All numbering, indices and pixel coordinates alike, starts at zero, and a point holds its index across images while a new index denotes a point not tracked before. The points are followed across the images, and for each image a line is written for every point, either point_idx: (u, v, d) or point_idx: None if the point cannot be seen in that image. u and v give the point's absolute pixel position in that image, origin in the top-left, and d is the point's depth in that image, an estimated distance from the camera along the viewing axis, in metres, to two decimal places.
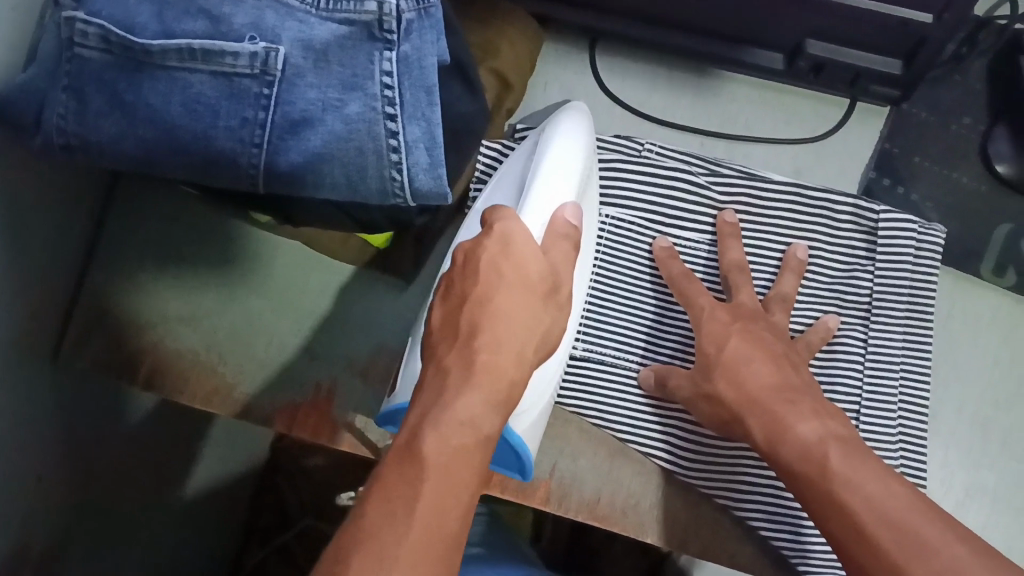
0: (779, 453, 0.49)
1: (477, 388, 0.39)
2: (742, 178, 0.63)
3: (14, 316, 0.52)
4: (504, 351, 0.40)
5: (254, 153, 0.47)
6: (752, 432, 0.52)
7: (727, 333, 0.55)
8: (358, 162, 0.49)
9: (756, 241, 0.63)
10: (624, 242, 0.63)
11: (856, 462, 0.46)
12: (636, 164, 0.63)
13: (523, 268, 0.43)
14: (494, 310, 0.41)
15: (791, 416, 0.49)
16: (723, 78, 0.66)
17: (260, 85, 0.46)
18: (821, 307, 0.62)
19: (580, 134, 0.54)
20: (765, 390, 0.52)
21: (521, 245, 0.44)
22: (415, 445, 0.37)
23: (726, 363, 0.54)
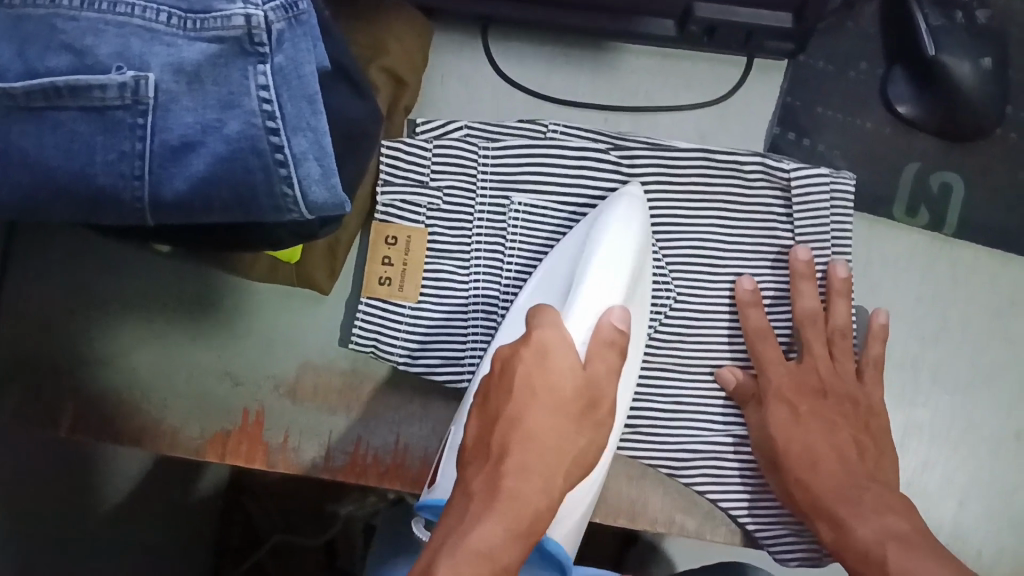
0: (845, 555, 0.54)
1: (498, 517, 0.43)
2: (647, 148, 0.62)
3: None
4: (533, 463, 0.46)
5: (137, 186, 0.47)
6: (820, 531, 0.56)
7: (796, 420, 0.58)
8: (247, 182, 0.47)
9: (674, 210, 0.62)
10: (539, 227, 0.61)
11: (914, 559, 0.50)
12: (544, 148, 0.62)
13: (558, 380, 0.48)
14: (525, 429, 0.47)
15: (852, 519, 0.54)
16: (617, 50, 0.65)
17: (134, 115, 0.45)
18: (744, 266, 0.62)
19: (638, 227, 0.55)
20: (831, 492, 0.56)
21: (556, 353, 0.49)
22: (436, 562, 0.42)
23: (792, 464, 0.57)
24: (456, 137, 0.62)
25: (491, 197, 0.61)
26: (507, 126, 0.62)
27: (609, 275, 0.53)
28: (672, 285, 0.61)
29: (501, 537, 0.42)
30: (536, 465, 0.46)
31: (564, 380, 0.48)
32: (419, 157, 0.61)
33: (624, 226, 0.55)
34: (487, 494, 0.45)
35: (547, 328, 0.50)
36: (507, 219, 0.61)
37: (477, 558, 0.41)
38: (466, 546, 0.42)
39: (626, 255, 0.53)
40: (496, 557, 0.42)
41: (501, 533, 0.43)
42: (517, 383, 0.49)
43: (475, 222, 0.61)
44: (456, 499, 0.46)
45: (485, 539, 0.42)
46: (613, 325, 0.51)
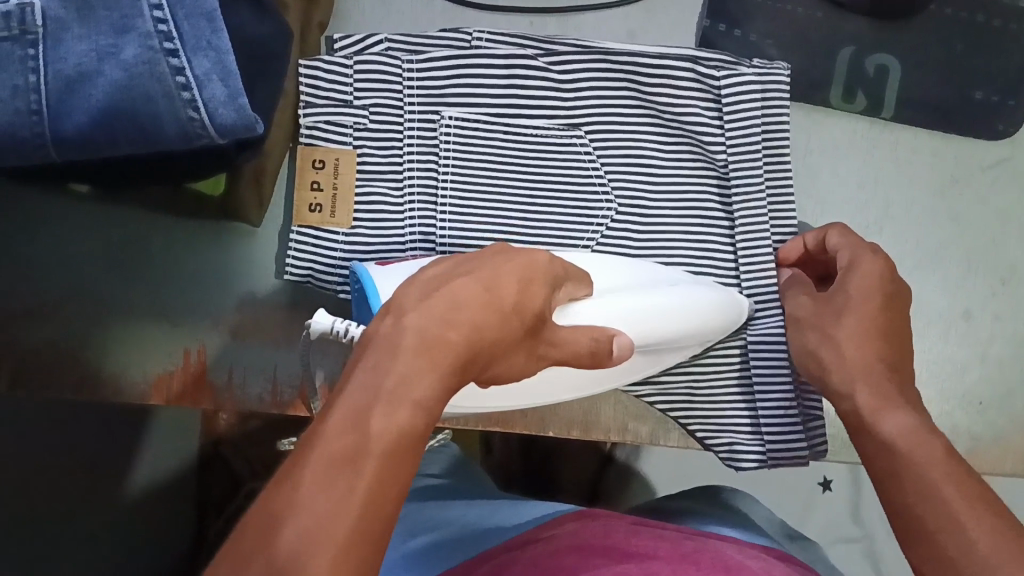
0: (876, 423, 0.46)
1: (438, 367, 0.34)
2: (577, 51, 0.60)
3: None
4: (479, 325, 0.38)
5: (36, 121, 0.45)
6: (857, 394, 0.48)
7: (871, 294, 0.52)
8: (150, 109, 0.45)
9: (607, 115, 0.60)
10: (473, 140, 0.60)
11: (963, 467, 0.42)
12: (468, 59, 0.60)
13: (515, 290, 0.41)
14: (478, 292, 0.39)
15: (903, 408, 0.46)
16: None
17: (23, 45, 0.44)
18: (689, 162, 0.61)
19: (707, 312, 0.56)
20: (887, 371, 0.49)
21: (526, 264, 0.43)
22: (367, 402, 0.32)
23: (856, 316, 0.51)
24: (377, 52, 0.60)
25: (419, 111, 0.60)
26: (430, 36, 0.61)
27: (636, 307, 0.53)
28: (611, 193, 0.60)
29: (438, 389, 0.34)
30: (476, 333, 0.37)
31: (522, 295, 0.41)
32: (339, 73, 0.59)
33: (688, 302, 0.55)
34: (431, 331, 0.36)
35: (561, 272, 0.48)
36: (439, 134, 0.60)
37: (416, 407, 0.33)
38: (405, 391, 0.33)
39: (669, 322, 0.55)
40: (430, 410, 0.33)
41: (439, 386, 0.34)
42: (482, 263, 0.42)
43: (404, 140, 0.60)
44: (384, 329, 0.36)
45: (423, 385, 0.33)
46: (620, 342, 0.49)
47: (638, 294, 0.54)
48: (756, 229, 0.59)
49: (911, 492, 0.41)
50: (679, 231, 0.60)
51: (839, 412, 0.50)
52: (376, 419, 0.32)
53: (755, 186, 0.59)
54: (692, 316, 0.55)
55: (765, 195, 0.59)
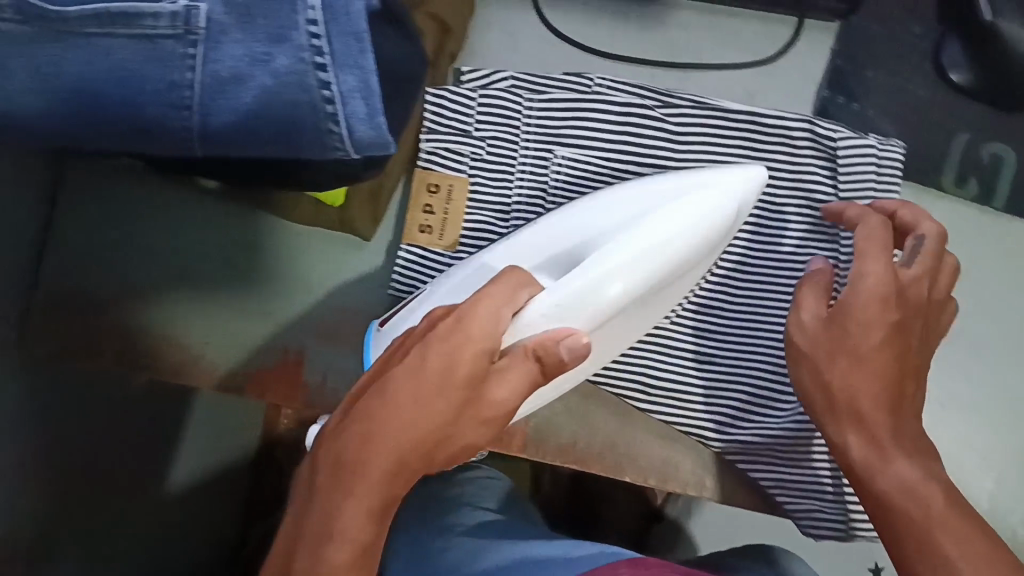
0: (869, 479, 0.45)
1: (357, 501, 0.37)
2: (696, 107, 0.61)
3: None
4: (399, 435, 0.38)
5: (187, 116, 0.44)
6: (851, 442, 0.47)
7: (876, 318, 0.48)
8: (293, 118, 0.43)
9: (717, 174, 0.61)
10: (583, 182, 0.61)
11: (967, 525, 0.41)
12: (588, 104, 0.61)
13: (451, 360, 0.39)
14: (396, 391, 0.39)
15: (894, 453, 0.45)
16: (666, 5, 0.64)
17: (183, 45, 0.41)
18: (795, 228, 0.60)
19: (729, 199, 0.49)
20: (880, 404, 0.47)
21: (470, 322, 0.40)
22: (295, 552, 0.37)
23: (852, 351, 0.48)
24: (501, 87, 0.61)
25: (535, 147, 0.61)
26: (553, 78, 0.62)
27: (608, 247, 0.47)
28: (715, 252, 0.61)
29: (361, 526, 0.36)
30: (405, 442, 0.38)
31: (466, 366, 0.39)
32: (463, 104, 0.61)
33: (684, 189, 0.50)
34: (347, 457, 0.38)
35: (485, 326, 0.40)
36: (549, 173, 0.61)
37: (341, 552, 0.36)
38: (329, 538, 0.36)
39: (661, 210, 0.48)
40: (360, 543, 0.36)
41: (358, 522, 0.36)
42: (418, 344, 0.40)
43: (517, 174, 0.61)
44: (320, 457, 0.39)
45: (343, 529, 0.36)
46: (558, 348, 0.40)
47: (624, 225, 0.48)
48: None
49: (916, 554, 0.41)
50: (781, 299, 0.60)
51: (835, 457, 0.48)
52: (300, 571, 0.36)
53: None
54: (703, 207, 0.49)
55: None
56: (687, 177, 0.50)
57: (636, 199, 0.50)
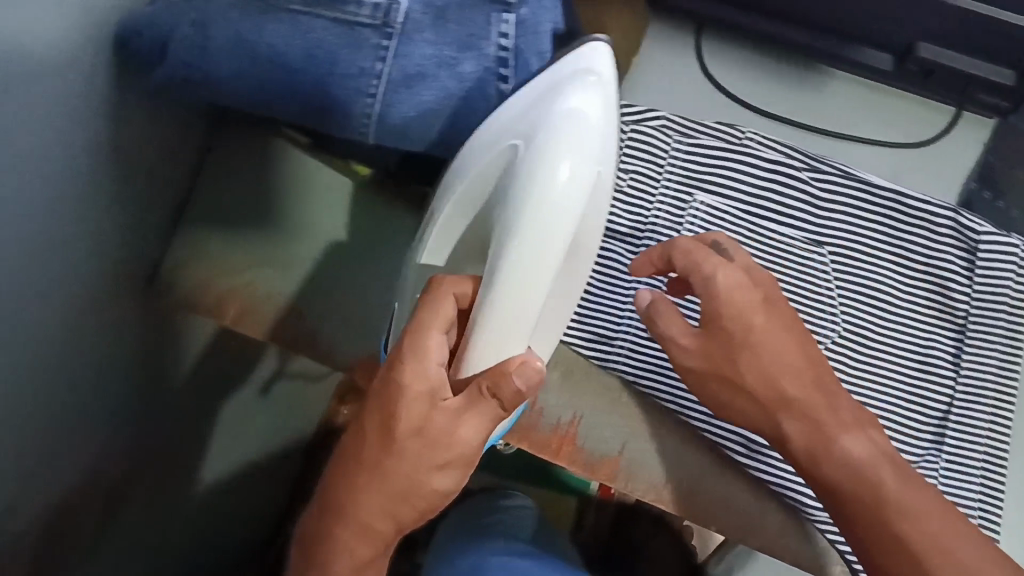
0: (822, 471, 0.50)
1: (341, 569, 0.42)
2: (842, 177, 0.63)
3: (110, 239, 0.53)
4: (364, 505, 0.41)
5: (368, 103, 0.50)
6: (789, 432, 0.51)
7: (751, 310, 0.50)
8: (469, 118, 0.51)
9: (851, 244, 0.63)
10: (720, 229, 0.62)
11: (912, 492, 0.48)
12: (736, 154, 0.63)
13: (390, 424, 0.40)
14: (363, 458, 0.41)
15: (842, 434, 0.50)
16: (827, 73, 0.67)
17: (380, 36, 0.48)
18: (923, 310, 0.63)
19: (583, 104, 0.40)
20: (805, 388, 0.51)
21: (412, 375, 0.40)
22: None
23: (750, 350, 0.50)
24: (652, 125, 0.63)
25: (675, 189, 0.62)
26: (705, 125, 0.64)
27: (524, 246, 0.38)
28: (837, 321, 0.62)
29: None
30: (369, 509, 0.41)
31: (407, 418, 0.40)
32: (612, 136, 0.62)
33: (543, 132, 0.39)
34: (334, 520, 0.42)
35: (435, 369, 0.40)
36: (686, 214, 0.62)
37: None
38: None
39: (540, 146, 0.39)
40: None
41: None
42: (375, 401, 0.42)
43: (653, 210, 0.62)
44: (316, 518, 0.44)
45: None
46: (510, 382, 0.39)
47: (507, 181, 0.41)
48: (975, 392, 0.61)
49: (887, 546, 0.46)
50: (898, 377, 0.62)
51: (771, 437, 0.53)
52: None
53: (985, 348, 0.62)
54: (598, 134, 0.39)
55: (990, 365, 0.62)
56: (550, 123, 0.39)
57: (498, 163, 0.42)
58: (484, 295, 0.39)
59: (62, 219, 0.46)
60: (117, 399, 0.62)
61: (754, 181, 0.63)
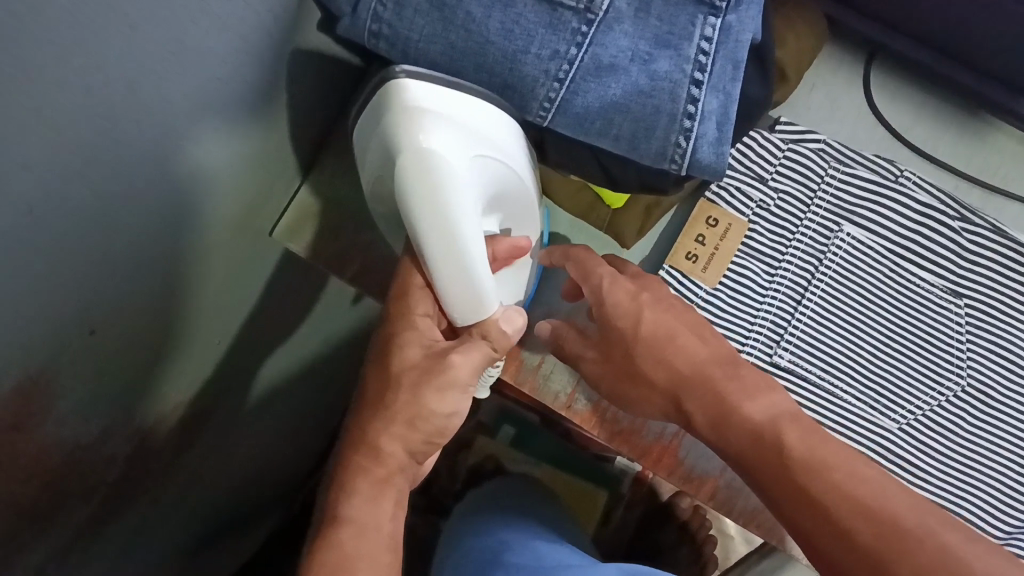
0: (727, 436, 0.52)
1: (355, 491, 0.42)
2: (993, 233, 0.65)
3: (233, 143, 0.52)
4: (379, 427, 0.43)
5: (554, 87, 0.49)
6: (692, 411, 0.54)
7: (639, 306, 0.55)
8: (650, 121, 0.49)
9: (990, 301, 0.66)
10: (862, 263, 0.66)
11: (815, 441, 0.50)
12: (889, 193, 0.66)
13: (392, 363, 0.44)
14: (373, 396, 0.44)
15: (737, 396, 0.52)
16: (992, 124, 0.70)
17: (580, 21, 0.47)
18: None
19: (434, 139, 0.40)
20: (697, 364, 0.54)
21: (403, 328, 0.45)
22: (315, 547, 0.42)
23: (645, 342, 0.54)
24: (811, 147, 0.66)
25: (821, 215, 0.66)
26: (863, 157, 0.66)
27: (471, 250, 0.42)
28: (964, 374, 0.65)
29: (362, 504, 0.42)
30: (385, 430, 0.43)
31: (410, 351, 0.44)
32: (768, 152, 0.65)
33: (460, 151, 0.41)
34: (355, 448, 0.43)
35: (422, 319, 0.45)
36: (830, 243, 0.65)
37: (366, 516, 0.42)
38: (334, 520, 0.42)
39: (459, 168, 0.41)
40: (375, 501, 0.42)
41: (359, 501, 0.42)
42: (376, 351, 0.46)
43: (797, 234, 0.65)
44: (337, 465, 0.44)
45: (347, 509, 0.42)
46: (499, 326, 0.45)
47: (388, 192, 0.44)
48: None
49: (832, 538, 0.47)
50: (1011, 437, 0.65)
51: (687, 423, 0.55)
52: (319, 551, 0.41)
53: None
54: (443, 137, 0.41)
55: None
56: (403, 159, 0.40)
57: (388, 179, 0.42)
58: (440, 285, 0.43)
59: (187, 122, 0.45)
60: (209, 328, 0.60)
61: (901, 223, 0.66)
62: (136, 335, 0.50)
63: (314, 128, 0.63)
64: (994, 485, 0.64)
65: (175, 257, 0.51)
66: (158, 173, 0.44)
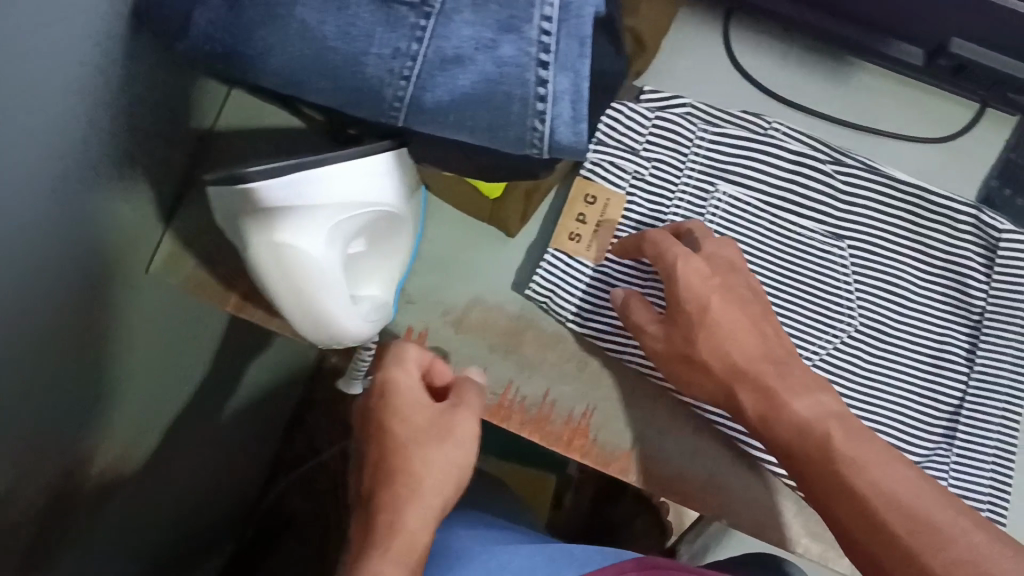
0: (773, 427, 0.52)
1: (391, 560, 0.40)
2: (866, 172, 0.67)
3: (103, 198, 0.51)
4: (405, 504, 0.43)
5: (401, 86, 0.47)
6: (742, 402, 0.55)
7: (709, 290, 0.57)
8: (504, 109, 0.48)
9: (869, 238, 0.67)
10: (741, 220, 0.66)
11: (856, 441, 0.49)
12: (761, 145, 0.67)
13: (386, 426, 0.48)
14: (390, 440, 0.47)
15: (786, 392, 0.53)
16: (854, 65, 0.72)
17: (418, 15, 0.46)
18: (946, 297, 0.67)
19: (293, 227, 0.43)
20: (751, 360, 0.55)
21: (399, 385, 0.49)
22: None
23: (710, 327, 0.56)
24: (677, 112, 0.67)
25: (697, 177, 0.66)
26: (730, 115, 0.67)
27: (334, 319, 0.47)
28: (855, 314, 0.66)
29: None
30: (438, 484, 0.45)
31: (411, 397, 0.49)
32: (637, 120, 0.66)
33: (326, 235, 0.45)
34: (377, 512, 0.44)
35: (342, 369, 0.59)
36: (707, 204, 0.66)
37: None
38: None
39: (317, 253, 0.44)
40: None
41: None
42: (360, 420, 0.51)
43: (675, 199, 0.66)
44: (357, 543, 0.43)
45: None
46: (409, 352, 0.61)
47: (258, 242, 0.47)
48: (987, 386, 0.66)
49: (869, 540, 0.45)
50: (908, 368, 0.66)
51: (737, 416, 0.56)
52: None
53: (1000, 341, 0.66)
54: (298, 222, 0.43)
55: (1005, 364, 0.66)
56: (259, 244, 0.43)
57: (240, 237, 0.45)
58: (299, 322, 0.48)
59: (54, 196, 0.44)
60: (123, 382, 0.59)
61: (774, 175, 0.67)
62: (42, 412, 0.49)
63: (183, 161, 0.61)
64: (899, 418, 0.66)
65: (77, 327, 0.50)
66: (34, 250, 0.43)
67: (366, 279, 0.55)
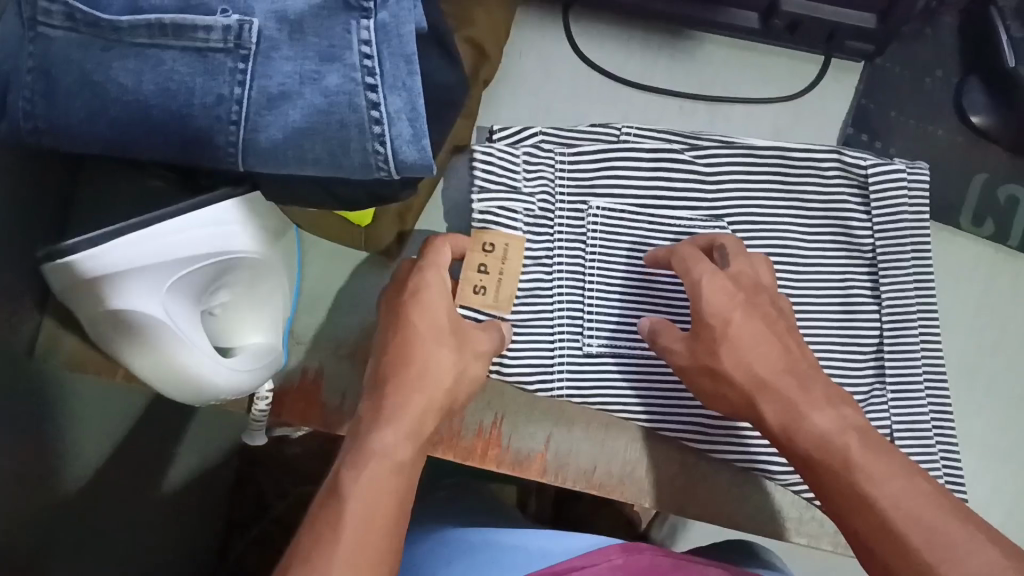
0: (793, 440, 0.54)
1: (389, 426, 0.49)
2: (723, 148, 0.70)
3: None
4: (415, 401, 0.51)
5: (231, 131, 0.47)
6: (763, 415, 0.56)
7: (733, 306, 0.59)
8: (341, 137, 0.48)
9: (746, 210, 0.69)
10: (620, 228, 0.68)
11: (876, 454, 0.50)
12: (620, 152, 0.69)
13: (410, 327, 0.55)
14: (411, 338, 0.54)
15: (806, 406, 0.54)
16: (696, 40, 0.77)
17: (235, 59, 0.46)
18: (835, 240, 0.70)
19: (123, 287, 0.46)
20: (773, 372, 0.57)
21: (428, 292, 0.57)
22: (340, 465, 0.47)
23: (733, 339, 0.58)
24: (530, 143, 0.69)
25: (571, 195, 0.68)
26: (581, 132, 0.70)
27: (207, 372, 0.51)
28: None
29: (398, 441, 0.48)
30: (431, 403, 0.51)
31: (433, 317, 0.56)
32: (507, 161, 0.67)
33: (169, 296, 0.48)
34: (376, 411, 0.50)
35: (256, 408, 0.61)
36: (588, 222, 0.68)
37: (384, 459, 0.47)
38: (369, 448, 0.47)
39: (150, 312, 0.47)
40: (395, 454, 0.48)
41: (394, 435, 0.48)
42: (401, 320, 0.56)
43: (557, 226, 0.68)
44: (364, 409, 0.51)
45: (387, 443, 0.48)
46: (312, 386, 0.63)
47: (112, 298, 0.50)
48: (897, 313, 0.70)
49: (877, 545, 0.46)
50: (824, 318, 0.69)
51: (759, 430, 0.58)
52: (346, 486, 0.45)
53: (899, 272, 0.70)
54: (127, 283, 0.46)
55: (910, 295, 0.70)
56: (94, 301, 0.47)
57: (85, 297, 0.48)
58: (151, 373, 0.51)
59: None
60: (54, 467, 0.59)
61: (641, 173, 0.69)
62: None
63: None
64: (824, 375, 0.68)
65: None
66: None
67: (250, 328, 0.56)
